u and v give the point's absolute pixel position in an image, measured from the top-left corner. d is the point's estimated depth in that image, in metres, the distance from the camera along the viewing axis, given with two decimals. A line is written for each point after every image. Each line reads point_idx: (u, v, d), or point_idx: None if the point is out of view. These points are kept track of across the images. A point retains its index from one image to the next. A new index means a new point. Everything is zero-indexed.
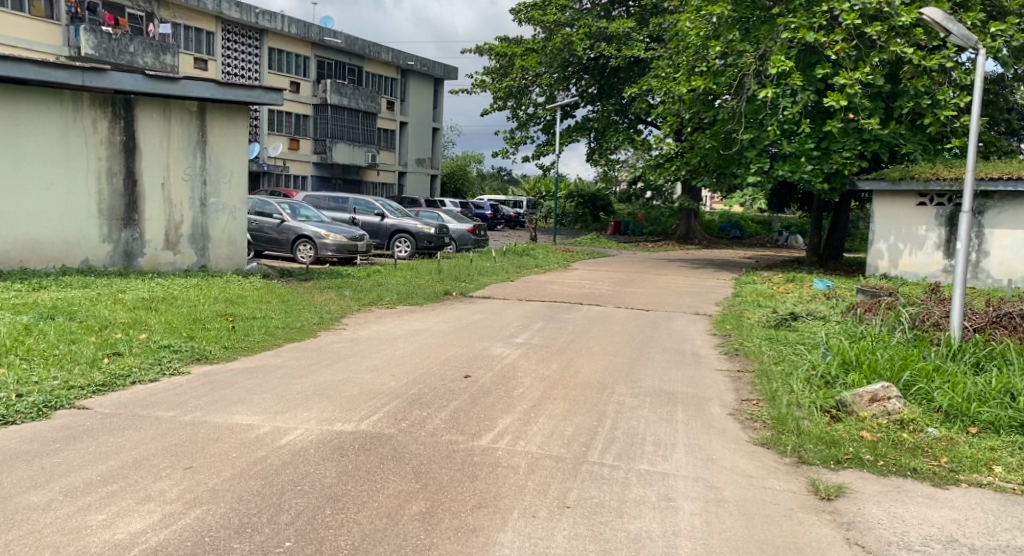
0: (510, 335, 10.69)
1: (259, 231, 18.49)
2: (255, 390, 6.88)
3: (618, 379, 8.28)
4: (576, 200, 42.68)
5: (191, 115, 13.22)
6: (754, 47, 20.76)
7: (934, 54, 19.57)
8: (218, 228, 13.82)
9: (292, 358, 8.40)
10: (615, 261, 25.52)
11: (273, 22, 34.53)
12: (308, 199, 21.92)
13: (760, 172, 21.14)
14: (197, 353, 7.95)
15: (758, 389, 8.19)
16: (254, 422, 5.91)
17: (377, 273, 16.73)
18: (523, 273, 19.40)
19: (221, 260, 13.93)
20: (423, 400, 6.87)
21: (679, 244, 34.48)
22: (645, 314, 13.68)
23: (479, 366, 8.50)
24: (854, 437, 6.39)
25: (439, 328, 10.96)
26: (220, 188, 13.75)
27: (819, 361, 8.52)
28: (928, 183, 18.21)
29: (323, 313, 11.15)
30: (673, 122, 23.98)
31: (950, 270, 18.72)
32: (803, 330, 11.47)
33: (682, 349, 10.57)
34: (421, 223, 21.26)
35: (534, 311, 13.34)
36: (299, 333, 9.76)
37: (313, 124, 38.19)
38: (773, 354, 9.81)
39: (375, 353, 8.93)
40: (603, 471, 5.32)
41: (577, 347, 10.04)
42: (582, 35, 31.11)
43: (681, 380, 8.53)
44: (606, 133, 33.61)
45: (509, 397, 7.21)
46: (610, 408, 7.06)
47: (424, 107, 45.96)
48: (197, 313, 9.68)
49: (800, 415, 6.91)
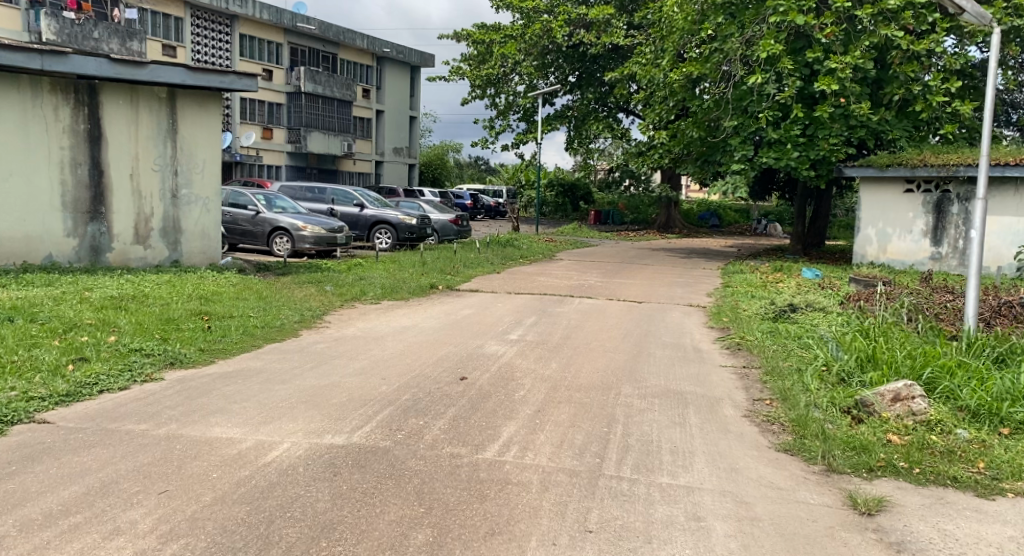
0: (503, 331, 10.21)
1: (234, 224, 17.85)
2: (235, 399, 6.34)
3: (622, 378, 7.82)
4: (557, 189, 42.01)
5: (161, 102, 12.57)
6: (739, 31, 20.35)
7: (922, 38, 19.30)
8: (191, 221, 13.21)
9: (274, 361, 7.85)
10: (600, 251, 25.09)
11: (244, 7, 33.66)
12: (284, 189, 21.25)
13: (744, 160, 20.67)
14: (171, 357, 7.37)
15: (769, 387, 7.75)
16: (235, 435, 5.37)
17: (358, 267, 16.17)
18: (507, 264, 18.92)
19: (195, 254, 13.32)
20: (417, 406, 6.37)
21: (660, 233, 34.12)
22: (638, 307, 13.27)
23: (474, 366, 8.02)
24: (881, 439, 5.95)
25: (428, 324, 10.46)
26: (192, 178, 13.12)
27: (831, 358, 8.09)
28: (915, 169, 17.87)
29: (304, 310, 10.58)
30: (657, 110, 23.49)
31: (936, 258, 18.36)
32: (804, 323, 11.08)
33: (682, 343, 10.13)
34: (403, 214, 20.70)
35: (524, 304, 12.85)
36: (280, 332, 9.20)
37: (288, 113, 37.39)
38: (777, 349, 9.41)
39: (362, 354, 8.41)
40: (622, 486, 4.85)
41: (574, 344, 9.57)
42: (562, 22, 30.66)
43: (687, 379, 8.09)
44: (586, 122, 33.27)
45: (510, 401, 6.72)
46: (618, 411, 6.60)
47: (401, 95, 45.24)
48: (170, 313, 9.08)
49: (821, 417, 6.47)
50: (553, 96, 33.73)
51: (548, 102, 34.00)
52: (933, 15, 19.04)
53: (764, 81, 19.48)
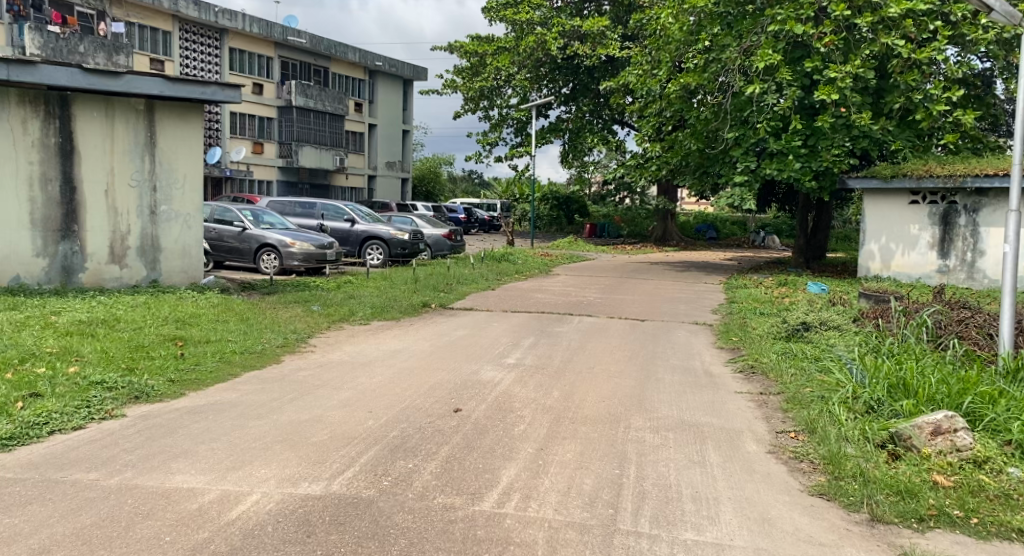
0: (500, 354, 9.56)
1: (219, 241, 17.21)
2: (203, 438, 5.68)
3: (632, 409, 7.18)
4: (552, 202, 41.43)
5: (138, 114, 11.96)
6: (737, 41, 19.84)
7: (924, 47, 18.77)
8: (171, 239, 12.56)
9: (251, 392, 7.18)
10: (598, 265, 24.47)
11: (234, 21, 33.10)
12: (272, 204, 20.59)
13: (746, 171, 20.09)
14: (136, 391, 6.69)
15: (793, 418, 7.14)
16: (197, 486, 4.71)
17: (348, 285, 15.51)
18: (503, 280, 18.31)
19: (175, 273, 12.66)
20: (406, 446, 5.72)
21: (657, 246, 33.50)
22: (641, 325, 12.65)
23: (469, 396, 7.37)
24: (926, 481, 5.30)
25: (420, 347, 9.81)
26: (172, 194, 12.48)
27: (858, 386, 7.46)
28: (921, 180, 17.28)
29: (287, 333, 9.92)
30: (653, 121, 22.91)
31: (943, 271, 17.75)
32: (819, 343, 10.46)
33: (692, 367, 9.49)
34: (395, 228, 20.07)
35: (522, 324, 12.21)
36: (260, 358, 8.55)
37: (279, 127, 36.82)
38: (795, 373, 8.79)
39: (348, 383, 7.76)
40: (640, 546, 4.24)
41: (577, 368, 8.93)
42: (556, 34, 30.11)
43: (701, 408, 7.45)
44: (581, 134, 32.56)
45: (509, 438, 6.07)
46: (630, 449, 5.96)
47: (394, 109, 44.73)
48: (141, 339, 8.40)
49: (854, 454, 5.85)
50: (547, 109, 33.18)
51: (542, 115, 33.45)
52: (935, 23, 18.54)
53: (763, 90, 18.98)
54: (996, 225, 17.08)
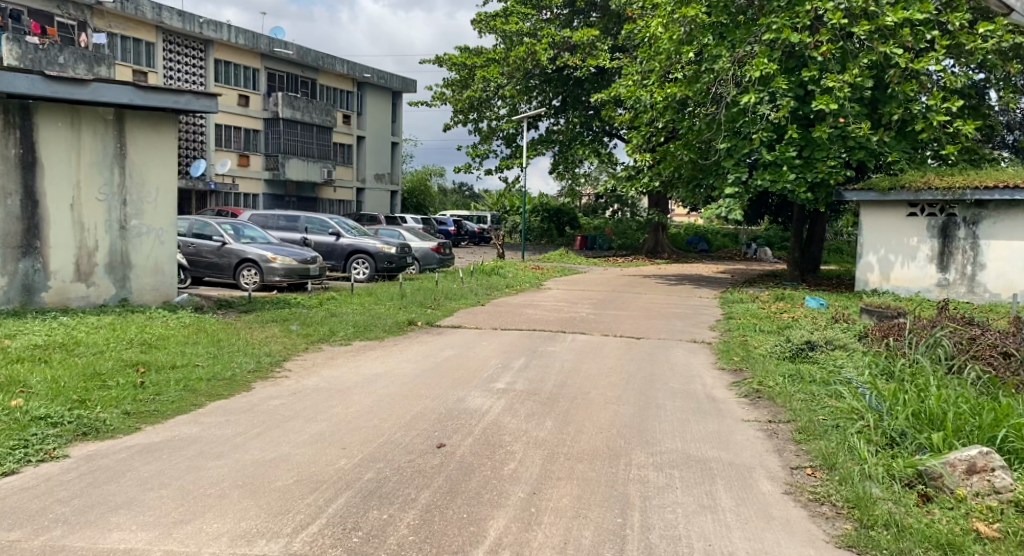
0: (489, 378, 8.94)
1: (197, 256, 16.52)
2: (152, 483, 5.06)
3: (631, 441, 6.61)
4: (542, 214, 40.92)
5: (106, 124, 11.38)
6: (730, 51, 19.31)
7: (921, 56, 18.31)
8: (143, 255, 11.96)
9: (215, 425, 6.54)
10: (590, 279, 23.88)
11: (219, 32, 32.44)
12: (255, 217, 19.91)
13: (737, 183, 19.47)
14: (84, 427, 6.04)
15: (808, 451, 6.60)
16: (136, 548, 4.18)
17: (331, 301, 14.86)
18: (493, 295, 17.68)
19: (146, 291, 12.04)
20: (381, 493, 5.11)
21: (648, 259, 32.97)
22: (639, 343, 12.07)
23: (454, 428, 6.74)
24: (967, 531, 4.84)
25: (404, 370, 9.19)
26: (143, 208, 11.90)
27: (879, 417, 6.92)
28: (918, 193, 16.81)
29: (261, 356, 9.29)
30: (644, 131, 22.34)
31: (943, 284, 17.18)
32: (826, 364, 9.94)
33: (694, 391, 8.89)
34: (382, 242, 19.43)
35: (513, 343, 11.59)
36: (228, 385, 7.92)
37: (265, 139, 36.15)
38: (805, 399, 8.25)
39: (323, 412, 7.14)
40: None
41: (571, 394, 8.34)
42: (546, 45, 29.59)
43: (706, 440, 6.88)
44: (572, 146, 32.01)
45: (498, 479, 5.48)
46: (632, 491, 5.39)
47: (382, 121, 44.14)
48: (99, 365, 7.74)
49: (882, 496, 5.34)
50: (537, 120, 32.67)
51: (532, 126, 32.94)
52: (932, 33, 18.09)
53: (757, 101, 18.39)
54: (997, 238, 16.57)
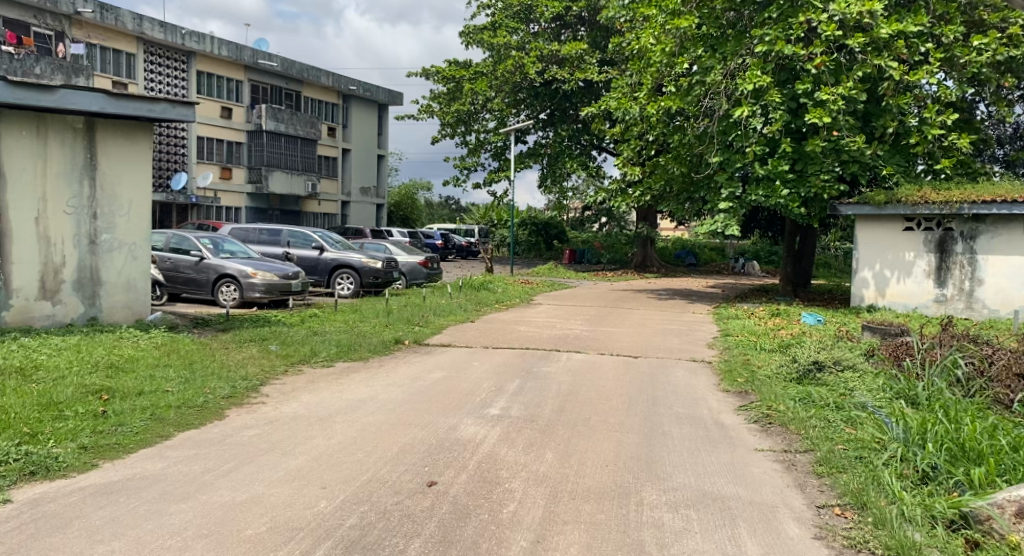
0: (482, 403, 8.33)
1: (175, 271, 15.86)
2: (103, 534, 4.54)
3: (641, 476, 6.06)
4: (530, 228, 40.45)
5: (76, 133, 10.76)
6: (722, 63, 18.87)
7: (916, 69, 17.87)
8: (114, 271, 11.32)
9: (181, 461, 5.91)
10: (581, 294, 23.37)
11: (202, 43, 31.81)
12: (235, 231, 19.27)
13: (731, 198, 19.01)
14: (32, 465, 5.45)
15: (833, 486, 6.09)
16: None
17: (313, 319, 14.22)
18: (483, 311, 17.08)
19: (117, 309, 11.39)
20: (363, 546, 4.59)
21: (638, 272, 32.48)
22: (636, 363, 11.52)
23: (445, 462, 6.14)
24: None
25: (391, 395, 8.59)
26: (115, 221, 11.28)
27: (906, 447, 6.41)
28: (915, 207, 16.38)
29: (237, 380, 8.64)
30: (634, 144, 21.86)
31: (940, 300, 16.71)
32: (836, 387, 9.42)
33: (700, 416, 8.33)
34: (367, 257, 18.82)
35: (506, 363, 11.01)
36: (200, 413, 7.31)
37: (248, 152, 35.49)
38: (819, 426, 7.72)
39: (302, 445, 6.54)
40: None
41: (570, 420, 7.76)
42: (534, 58, 29.13)
43: (721, 473, 6.35)
44: (560, 159, 31.30)
45: (497, 525, 4.97)
46: (647, 538, 4.94)
47: (367, 134, 43.58)
48: (57, 393, 7.09)
49: (925, 543, 4.92)
50: (525, 133, 32.19)
51: (520, 140, 32.46)
52: (926, 45, 17.68)
53: (750, 114, 17.91)
54: (994, 253, 16.10)
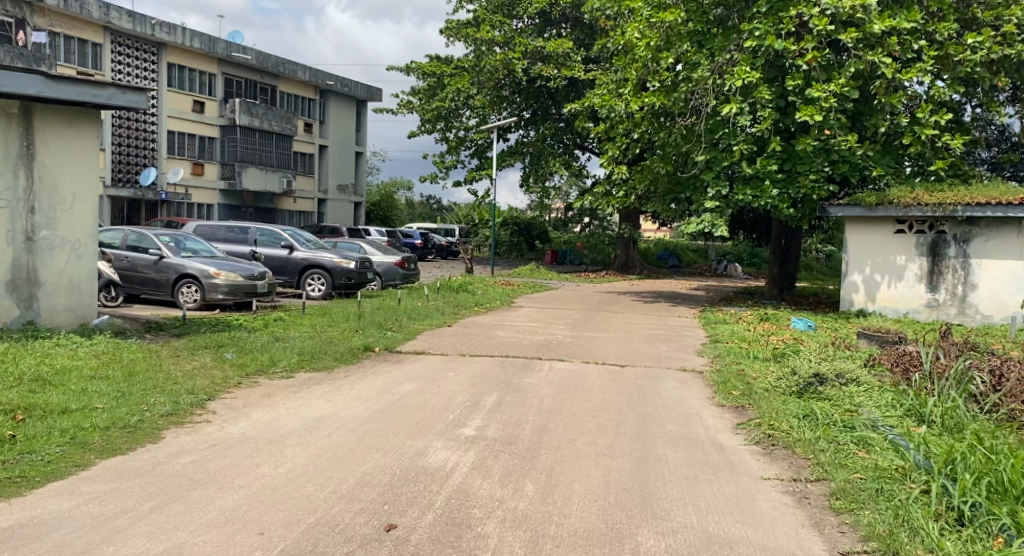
0: (455, 421, 7.47)
1: (132, 270, 14.81)
2: None
3: (635, 515, 5.25)
4: (512, 227, 39.56)
5: (10, 120, 9.79)
6: (710, 59, 18.06)
7: (908, 68, 17.05)
8: (55, 272, 10.35)
9: (95, 499, 5.04)
10: (564, 296, 22.57)
11: (172, 34, 30.65)
12: (200, 228, 18.29)
13: (718, 197, 18.07)
14: None
15: (856, 527, 5.28)
16: None
17: (278, 323, 13.28)
18: (461, 315, 16.18)
19: (58, 313, 10.41)
20: None
21: (621, 274, 31.71)
22: (624, 373, 10.70)
23: (408, 498, 5.28)
24: None
25: (355, 412, 7.71)
26: (56, 217, 10.31)
27: (935, 481, 5.60)
28: (907, 209, 15.66)
29: (181, 395, 7.73)
30: (619, 142, 20.97)
31: (932, 305, 16.01)
32: (839, 403, 8.61)
33: (696, 436, 7.50)
34: (339, 256, 17.86)
35: (484, 373, 10.14)
36: (131, 434, 6.43)
37: (221, 147, 34.36)
38: (830, 451, 6.88)
39: (244, 474, 5.68)
40: None
41: (553, 442, 6.90)
42: (519, 54, 28.30)
43: (728, 510, 5.51)
44: (542, 158, 30.37)
45: None
46: None
47: (344, 129, 42.53)
48: None
49: None
50: (506, 131, 31.27)
51: (501, 137, 31.58)
52: (919, 42, 16.85)
53: (737, 112, 17.11)
54: (989, 256, 15.42)
